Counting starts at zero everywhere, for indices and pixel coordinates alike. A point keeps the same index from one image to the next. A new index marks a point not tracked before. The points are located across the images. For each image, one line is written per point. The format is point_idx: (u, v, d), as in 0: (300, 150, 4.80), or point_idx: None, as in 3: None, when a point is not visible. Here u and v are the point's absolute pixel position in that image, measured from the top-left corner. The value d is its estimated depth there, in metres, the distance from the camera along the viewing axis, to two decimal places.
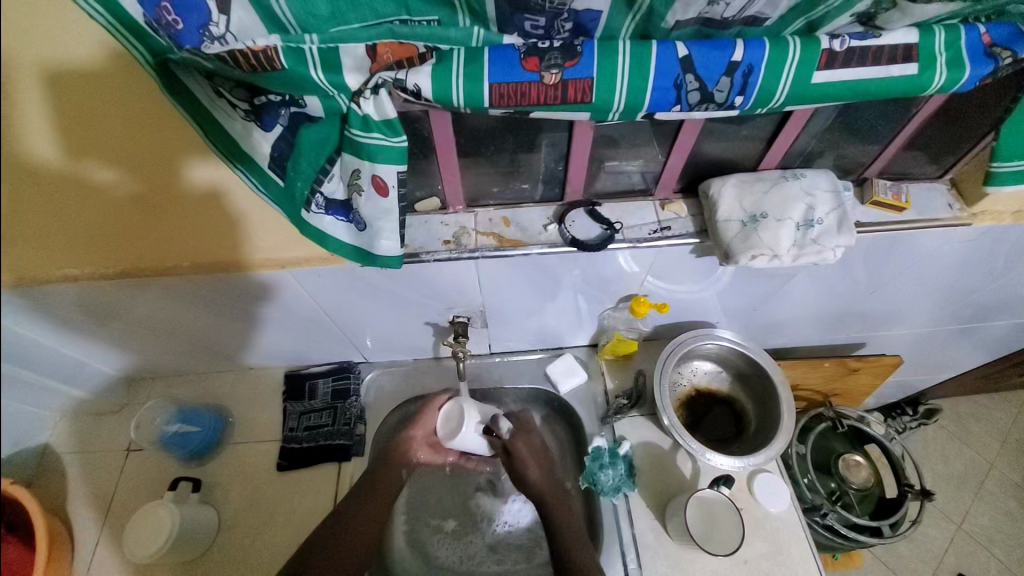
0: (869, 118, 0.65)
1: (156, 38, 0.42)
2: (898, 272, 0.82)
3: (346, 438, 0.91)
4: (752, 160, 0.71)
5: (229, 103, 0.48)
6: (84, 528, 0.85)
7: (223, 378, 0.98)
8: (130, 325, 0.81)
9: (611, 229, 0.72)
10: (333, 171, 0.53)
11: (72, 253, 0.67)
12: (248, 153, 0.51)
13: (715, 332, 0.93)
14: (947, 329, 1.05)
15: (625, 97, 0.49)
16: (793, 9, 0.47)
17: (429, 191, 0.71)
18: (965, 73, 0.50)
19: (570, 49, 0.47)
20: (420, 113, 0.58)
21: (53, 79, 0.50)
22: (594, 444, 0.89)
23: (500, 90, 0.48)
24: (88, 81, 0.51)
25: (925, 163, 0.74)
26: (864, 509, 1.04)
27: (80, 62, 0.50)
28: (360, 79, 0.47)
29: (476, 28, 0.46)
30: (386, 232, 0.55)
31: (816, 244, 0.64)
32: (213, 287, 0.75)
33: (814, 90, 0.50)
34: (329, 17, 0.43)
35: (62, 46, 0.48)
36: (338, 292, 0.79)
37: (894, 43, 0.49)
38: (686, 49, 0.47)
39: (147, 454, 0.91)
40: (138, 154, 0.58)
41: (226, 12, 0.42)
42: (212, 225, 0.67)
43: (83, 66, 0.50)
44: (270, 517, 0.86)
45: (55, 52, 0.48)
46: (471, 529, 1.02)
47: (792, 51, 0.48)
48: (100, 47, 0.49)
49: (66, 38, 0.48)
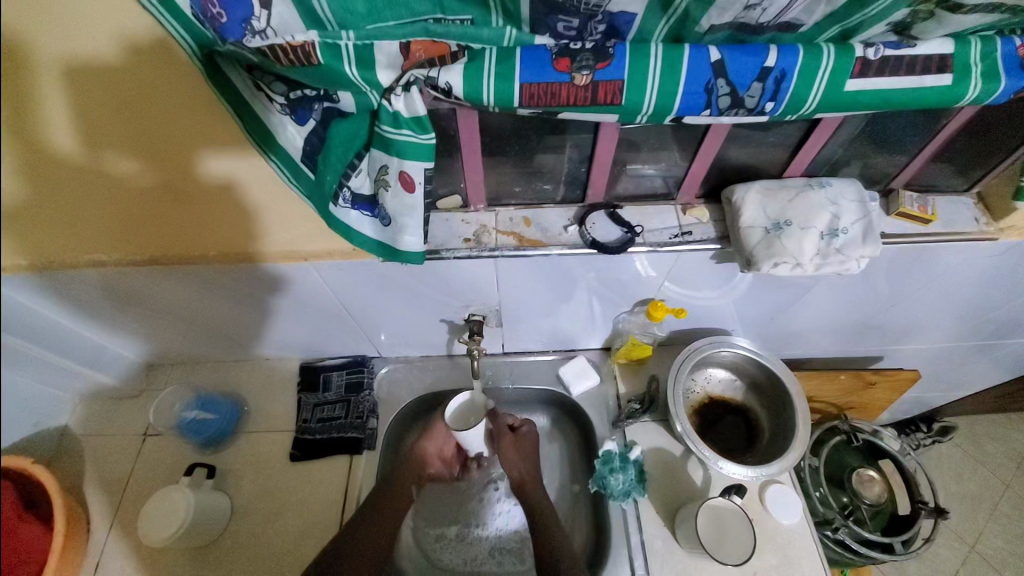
0: (898, 129, 0.65)
1: (201, 30, 0.43)
2: (921, 286, 0.81)
3: (359, 432, 0.92)
4: (776, 167, 0.70)
5: (267, 97, 0.49)
6: (100, 509, 0.86)
7: (238, 368, 1.00)
8: (152, 311, 0.82)
9: (632, 233, 0.71)
10: (361, 166, 0.54)
11: (98, 240, 0.68)
12: (281, 145, 0.52)
13: (731, 340, 0.92)
14: (967, 346, 1.03)
15: (655, 100, 0.49)
16: (830, 15, 0.46)
17: (451, 189, 0.71)
18: (999, 85, 0.49)
19: (601, 51, 0.48)
20: (447, 111, 0.59)
21: (71, 70, 0.50)
22: (605, 448, 0.89)
23: (531, 90, 0.49)
24: (106, 74, 0.51)
25: (952, 175, 0.73)
26: (876, 526, 1.02)
27: (98, 56, 0.50)
28: (393, 76, 0.48)
29: (508, 28, 0.46)
30: (411, 228, 0.56)
31: (840, 254, 0.64)
32: (235, 276, 0.76)
33: (843, 98, 0.49)
34: (366, 14, 0.43)
35: (80, 39, 0.48)
36: (358, 287, 0.80)
37: (930, 53, 0.48)
38: (718, 53, 0.47)
39: (164, 440, 0.93)
40: (158, 144, 0.58)
41: (268, 7, 0.42)
42: (230, 215, 0.68)
43: (101, 58, 0.50)
44: (281, 507, 0.87)
45: (74, 45, 0.49)
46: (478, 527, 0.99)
47: (825, 58, 0.47)
48: (118, 40, 0.49)
49: (85, 31, 0.48)
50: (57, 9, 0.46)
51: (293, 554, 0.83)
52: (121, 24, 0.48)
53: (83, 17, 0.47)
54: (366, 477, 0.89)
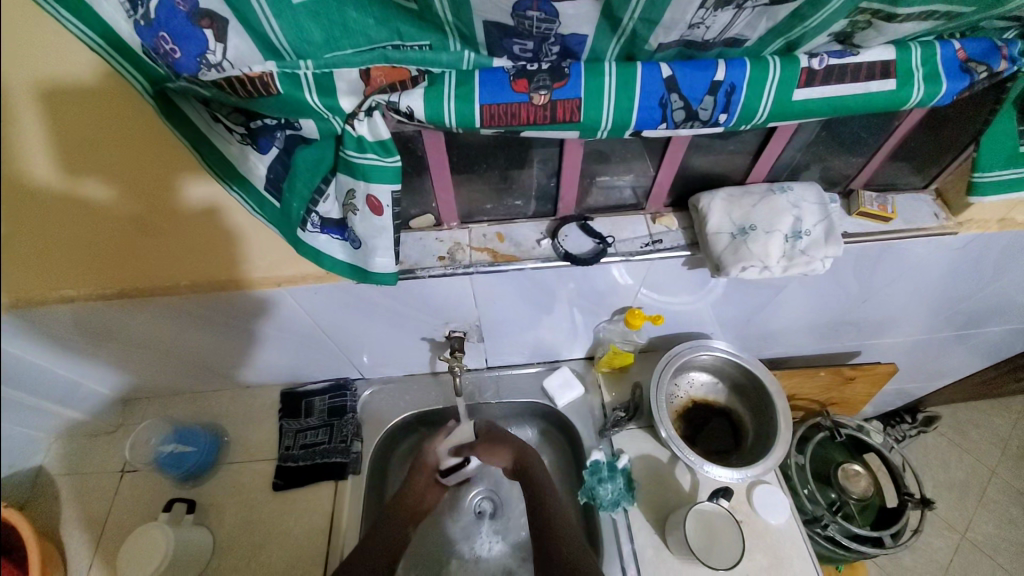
0: (854, 131, 0.67)
1: (153, 66, 0.43)
2: (890, 279, 0.83)
3: (343, 456, 0.90)
4: (740, 174, 0.72)
5: (226, 127, 0.49)
6: (76, 551, 0.83)
7: (219, 397, 0.98)
8: (125, 344, 0.81)
9: (604, 243, 0.73)
10: (328, 191, 0.54)
11: (67, 273, 0.67)
12: (243, 175, 0.52)
13: (711, 343, 0.93)
14: (942, 336, 1.05)
15: (612, 117, 0.50)
16: (772, 30, 0.47)
17: (423, 208, 0.72)
18: (942, 87, 0.51)
19: (557, 71, 0.49)
20: (413, 132, 0.59)
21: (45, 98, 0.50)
22: (593, 458, 0.88)
23: (491, 111, 0.49)
24: (79, 101, 0.51)
25: (909, 173, 0.76)
26: (865, 519, 1.03)
27: (75, 82, 0.50)
28: (355, 102, 0.48)
29: (467, 52, 0.48)
30: (381, 249, 0.56)
31: (805, 255, 0.65)
32: (213, 305, 0.76)
33: (794, 106, 0.51)
34: (323, 44, 0.44)
35: (55, 63, 0.48)
36: (336, 309, 0.79)
37: (873, 60, 0.50)
38: (669, 69, 0.49)
39: (142, 475, 0.90)
40: (136, 170, 0.58)
41: (223, 40, 0.42)
42: (204, 242, 0.68)
43: (74, 85, 0.50)
44: (264, 539, 0.85)
45: (50, 69, 0.48)
46: (507, 504, 1.02)
47: (772, 70, 0.49)
48: (91, 65, 0.49)
49: (59, 56, 0.48)
50: (26, 39, 0.46)
51: None
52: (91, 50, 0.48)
53: (64, 44, 0.47)
54: (353, 500, 0.88)
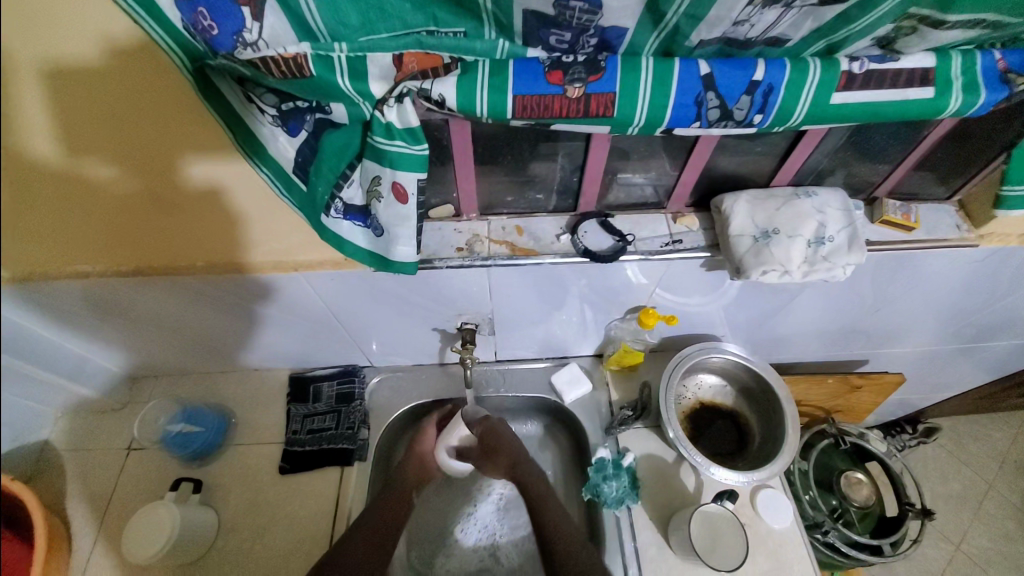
0: (881, 139, 0.66)
1: (192, 42, 0.43)
2: (906, 289, 0.82)
3: (350, 442, 0.90)
4: (763, 177, 0.72)
5: (258, 108, 0.49)
6: (83, 527, 0.84)
7: (226, 379, 0.98)
8: (133, 321, 0.80)
9: (623, 241, 0.72)
10: (353, 176, 0.53)
11: (84, 249, 0.67)
12: (272, 156, 0.52)
13: (721, 346, 0.93)
14: (951, 348, 1.05)
15: (646, 112, 0.50)
16: (816, 31, 0.47)
17: (443, 199, 0.71)
18: (980, 98, 0.51)
19: (593, 64, 0.48)
20: (440, 121, 0.59)
21: (51, 74, 0.50)
22: (598, 456, 0.90)
23: (524, 102, 0.49)
24: (85, 77, 0.51)
25: (934, 184, 0.75)
26: (864, 528, 1.03)
27: (80, 58, 0.49)
28: (385, 88, 0.48)
29: (501, 41, 0.47)
30: (403, 239, 0.55)
31: (826, 261, 0.65)
32: (223, 286, 0.75)
33: (832, 110, 0.50)
34: (360, 26, 0.44)
35: (63, 40, 0.48)
36: (350, 296, 0.79)
37: (912, 67, 0.49)
38: (707, 67, 0.49)
39: (148, 453, 0.90)
40: (145, 150, 0.57)
41: (260, 18, 0.42)
42: (214, 222, 0.67)
43: (80, 62, 0.49)
44: (270, 520, 0.85)
45: (58, 47, 0.48)
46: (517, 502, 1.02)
47: (812, 72, 0.48)
48: (98, 41, 0.48)
49: (66, 33, 0.47)
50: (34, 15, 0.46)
51: (284, 565, 0.82)
52: (101, 25, 0.47)
53: (65, 25, 0.47)
54: (358, 487, 0.88)
